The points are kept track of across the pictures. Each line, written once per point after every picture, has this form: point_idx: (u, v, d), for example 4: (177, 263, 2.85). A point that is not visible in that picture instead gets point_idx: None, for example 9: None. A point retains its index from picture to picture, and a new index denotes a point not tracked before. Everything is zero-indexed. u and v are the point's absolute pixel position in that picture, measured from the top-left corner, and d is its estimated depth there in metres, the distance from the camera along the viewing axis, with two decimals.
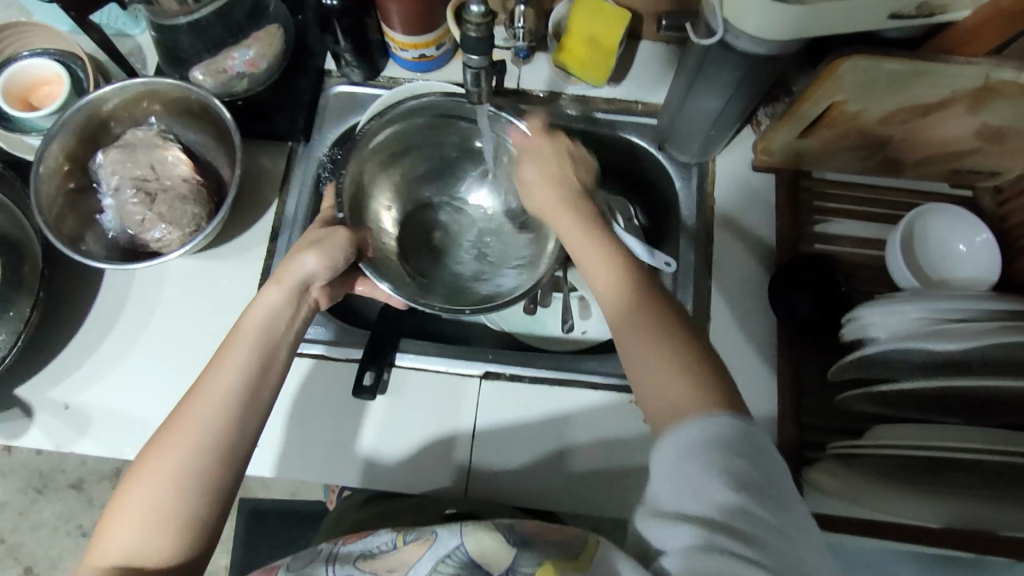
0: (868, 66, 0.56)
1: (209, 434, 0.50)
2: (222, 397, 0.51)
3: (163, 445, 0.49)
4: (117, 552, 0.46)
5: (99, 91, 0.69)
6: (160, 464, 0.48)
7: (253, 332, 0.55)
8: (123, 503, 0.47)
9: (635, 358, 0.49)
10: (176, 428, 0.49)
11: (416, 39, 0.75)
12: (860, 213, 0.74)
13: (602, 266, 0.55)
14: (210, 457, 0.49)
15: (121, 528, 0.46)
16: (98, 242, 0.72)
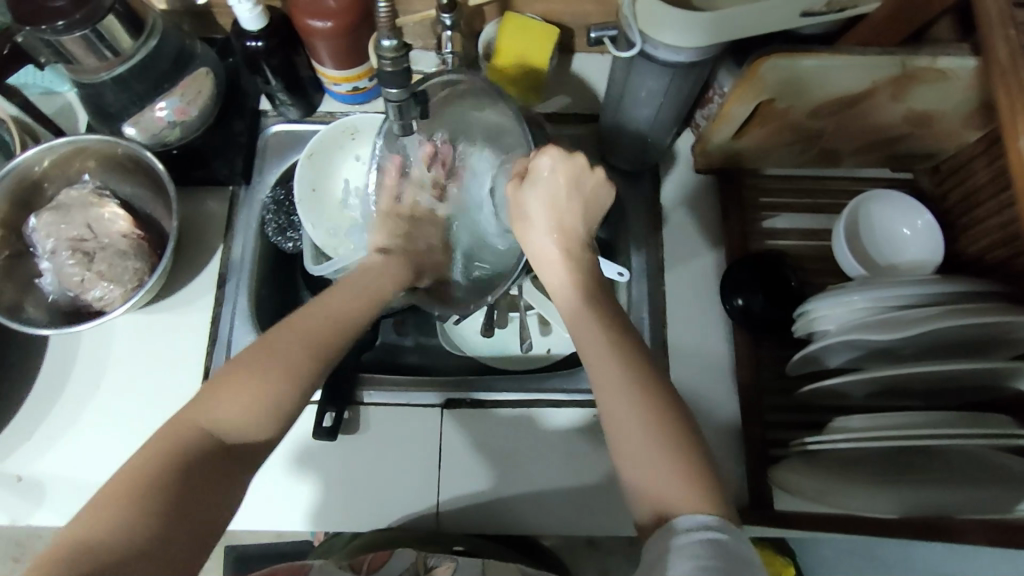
0: (788, 65, 0.57)
1: (312, 360, 0.53)
2: (338, 326, 0.56)
3: (270, 356, 0.51)
4: (210, 421, 0.48)
5: (26, 155, 0.68)
6: (258, 381, 0.50)
7: (318, 332, 0.54)
8: (228, 393, 0.49)
9: (620, 444, 0.49)
10: (277, 347, 0.52)
11: (347, 73, 0.74)
12: (804, 205, 0.74)
13: (597, 329, 0.54)
14: (301, 391, 0.52)
15: (221, 403, 0.49)
16: (39, 307, 0.70)
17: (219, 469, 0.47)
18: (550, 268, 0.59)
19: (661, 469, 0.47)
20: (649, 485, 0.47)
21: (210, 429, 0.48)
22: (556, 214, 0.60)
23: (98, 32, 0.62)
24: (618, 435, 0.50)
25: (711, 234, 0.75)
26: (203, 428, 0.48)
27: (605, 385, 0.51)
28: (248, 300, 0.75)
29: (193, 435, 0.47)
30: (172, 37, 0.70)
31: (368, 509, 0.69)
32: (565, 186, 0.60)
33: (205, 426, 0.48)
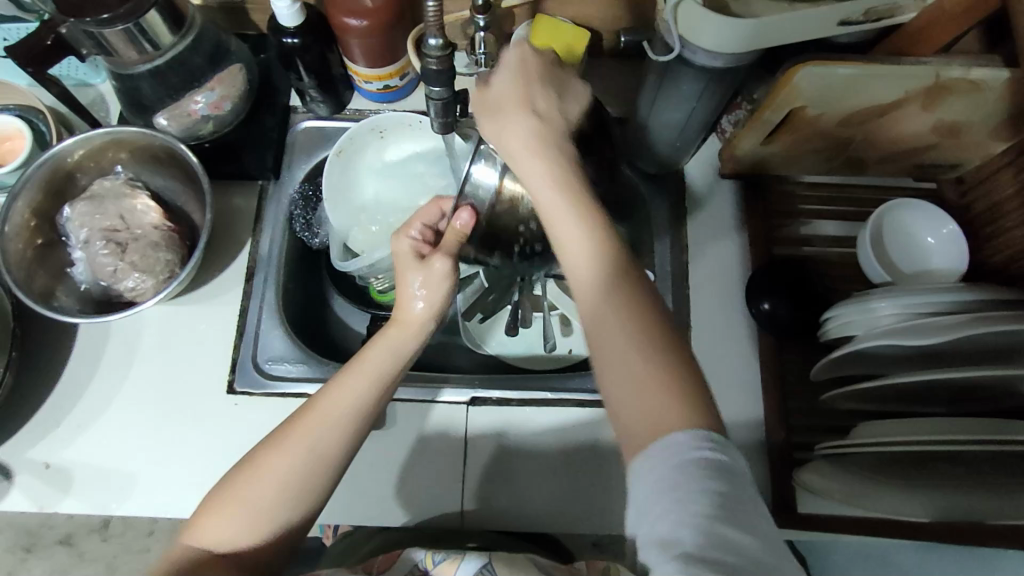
0: (823, 73, 0.58)
1: (308, 468, 0.53)
2: (335, 420, 0.55)
3: (264, 476, 0.53)
4: (212, 541, 0.52)
5: (63, 145, 0.69)
6: (255, 498, 0.52)
7: (318, 424, 0.54)
8: (227, 513, 0.52)
9: (607, 351, 0.50)
10: (272, 461, 0.53)
11: (378, 72, 0.75)
12: (828, 212, 0.75)
13: (588, 249, 0.52)
14: (300, 500, 0.53)
15: (222, 524, 0.52)
16: (71, 296, 0.71)
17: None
18: (528, 166, 0.54)
19: (645, 387, 0.48)
20: (635, 400, 0.47)
21: (214, 542, 0.52)
22: (533, 112, 0.55)
23: (140, 26, 0.63)
24: (605, 344, 0.50)
25: (736, 239, 0.76)
26: (204, 548, 0.52)
27: (600, 315, 0.51)
28: (275, 294, 0.76)
29: (199, 552, 0.52)
30: (209, 33, 0.71)
31: (392, 505, 0.69)
32: (534, 78, 0.57)
33: (208, 547, 0.52)
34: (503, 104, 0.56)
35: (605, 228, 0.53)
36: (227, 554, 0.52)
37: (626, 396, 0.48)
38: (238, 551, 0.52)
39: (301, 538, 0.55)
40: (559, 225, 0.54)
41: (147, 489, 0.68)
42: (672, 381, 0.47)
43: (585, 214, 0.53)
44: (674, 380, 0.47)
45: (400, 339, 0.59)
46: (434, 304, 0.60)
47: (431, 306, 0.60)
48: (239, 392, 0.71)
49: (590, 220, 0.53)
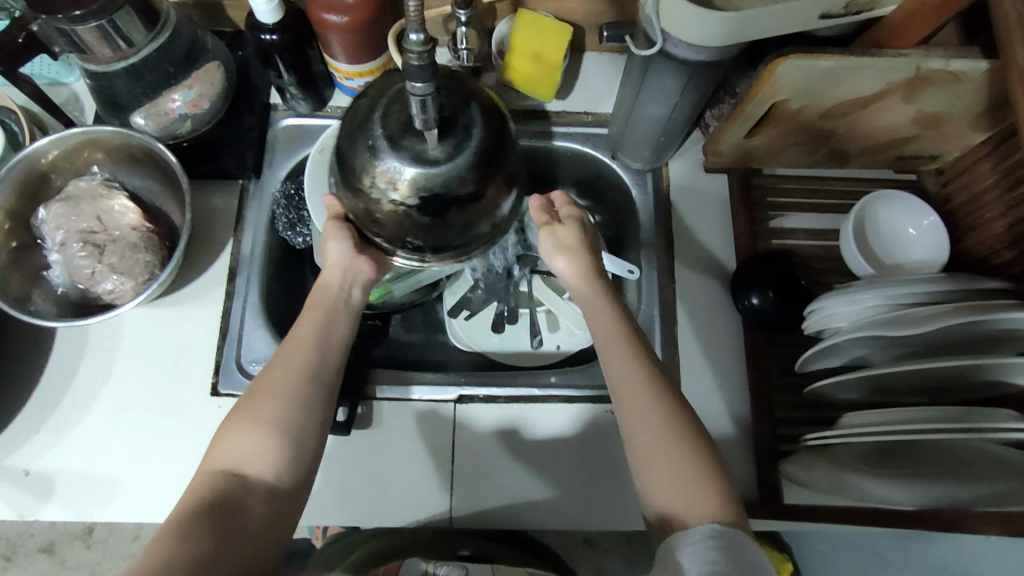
0: (804, 66, 0.58)
1: (302, 382, 0.55)
2: (308, 340, 0.58)
3: (264, 394, 0.54)
4: (226, 461, 0.51)
5: (36, 145, 0.67)
6: (263, 412, 0.53)
7: (307, 346, 0.57)
8: (238, 432, 0.52)
9: (648, 452, 0.53)
10: (267, 381, 0.55)
11: (359, 68, 0.74)
12: (812, 205, 0.75)
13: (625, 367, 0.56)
14: (303, 410, 0.54)
15: (235, 444, 0.52)
16: (48, 299, 0.69)
17: (261, 509, 0.50)
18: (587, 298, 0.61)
19: (692, 483, 0.51)
20: (666, 485, 0.51)
21: (231, 467, 0.51)
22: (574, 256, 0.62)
23: (113, 22, 0.62)
24: (643, 444, 0.53)
25: (721, 233, 0.76)
26: (218, 470, 0.51)
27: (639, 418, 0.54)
28: (258, 294, 0.74)
29: (215, 477, 0.51)
30: (184, 30, 0.70)
31: (379, 505, 0.69)
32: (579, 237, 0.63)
33: (223, 469, 0.51)
34: (571, 239, 0.62)
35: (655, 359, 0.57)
36: (247, 471, 0.51)
37: (659, 484, 0.52)
38: (257, 469, 0.51)
39: (316, 460, 0.54)
40: (605, 343, 0.58)
41: (129, 495, 0.67)
42: (704, 477, 0.51)
43: (634, 348, 0.56)
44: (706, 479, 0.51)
45: (336, 276, 0.62)
46: (343, 252, 0.61)
47: (340, 255, 0.61)
48: (223, 394, 0.70)
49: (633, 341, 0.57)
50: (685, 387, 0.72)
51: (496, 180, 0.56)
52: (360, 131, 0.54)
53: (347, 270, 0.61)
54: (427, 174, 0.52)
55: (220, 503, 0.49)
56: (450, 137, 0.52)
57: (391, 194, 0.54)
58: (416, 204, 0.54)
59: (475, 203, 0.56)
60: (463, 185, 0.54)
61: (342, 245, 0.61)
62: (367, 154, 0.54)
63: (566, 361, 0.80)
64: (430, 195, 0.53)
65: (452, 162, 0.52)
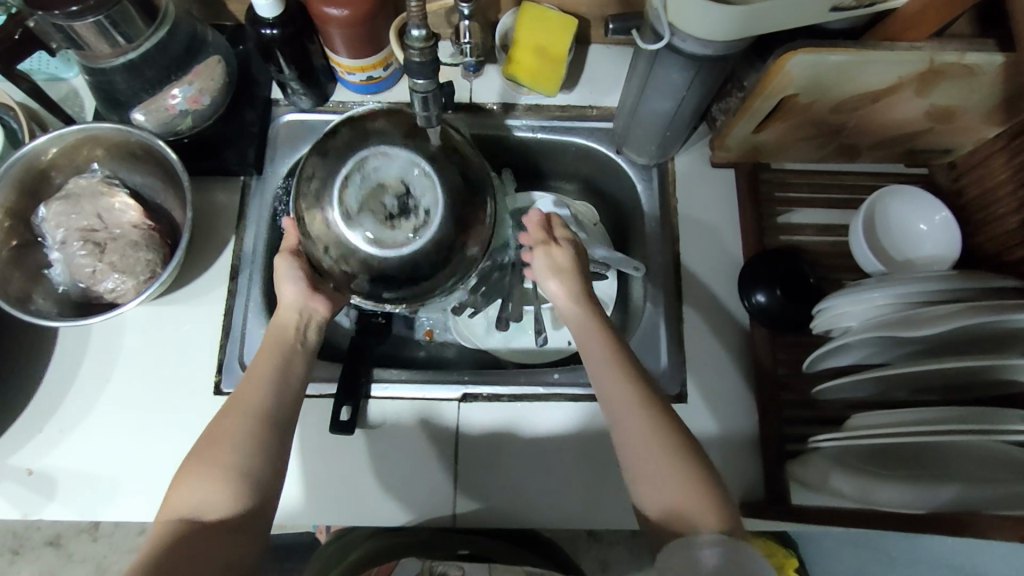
0: (815, 59, 0.57)
1: (254, 426, 0.54)
2: (259, 382, 0.57)
3: (217, 439, 0.53)
4: (184, 508, 0.51)
5: (34, 142, 0.66)
6: (215, 459, 0.52)
7: (258, 391, 0.56)
8: (194, 479, 0.52)
9: (650, 458, 0.52)
10: (221, 427, 0.54)
11: (361, 62, 0.73)
12: (822, 200, 0.74)
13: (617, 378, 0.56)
14: (256, 452, 0.53)
15: (190, 492, 0.51)
16: (49, 298, 0.69)
17: (219, 552, 0.49)
18: (580, 324, 0.60)
19: (689, 492, 0.51)
20: (662, 495, 0.51)
21: (189, 516, 0.50)
22: (565, 285, 0.62)
23: (110, 18, 0.61)
24: (637, 460, 0.53)
25: (728, 229, 0.75)
26: (177, 518, 0.51)
27: (637, 432, 0.53)
28: (260, 292, 0.74)
29: (176, 524, 0.50)
30: (183, 24, 0.69)
31: (384, 504, 0.69)
32: (569, 262, 0.63)
33: (182, 517, 0.50)
34: (564, 263, 0.63)
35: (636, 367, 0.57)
36: (205, 517, 0.50)
37: (655, 493, 0.52)
38: (212, 513, 0.50)
39: (275, 498, 0.53)
40: (599, 368, 0.57)
41: (132, 494, 0.67)
42: (696, 484, 0.51)
43: (625, 361, 0.57)
44: (700, 483, 0.51)
45: (291, 314, 0.62)
46: (298, 291, 0.63)
47: (296, 294, 0.63)
48: (226, 392, 0.70)
49: (626, 361, 0.57)
50: (692, 384, 0.71)
51: (453, 253, 0.62)
52: (320, 200, 0.60)
53: (304, 309, 0.63)
54: (380, 253, 0.60)
55: (178, 553, 0.48)
56: (408, 216, 0.60)
57: (346, 250, 0.60)
58: (367, 268, 0.61)
59: (427, 278, 0.63)
60: (421, 262, 0.61)
61: (297, 283, 0.63)
62: (327, 221, 0.60)
63: (572, 358, 0.80)
64: (384, 270, 0.61)
65: (408, 243, 0.60)
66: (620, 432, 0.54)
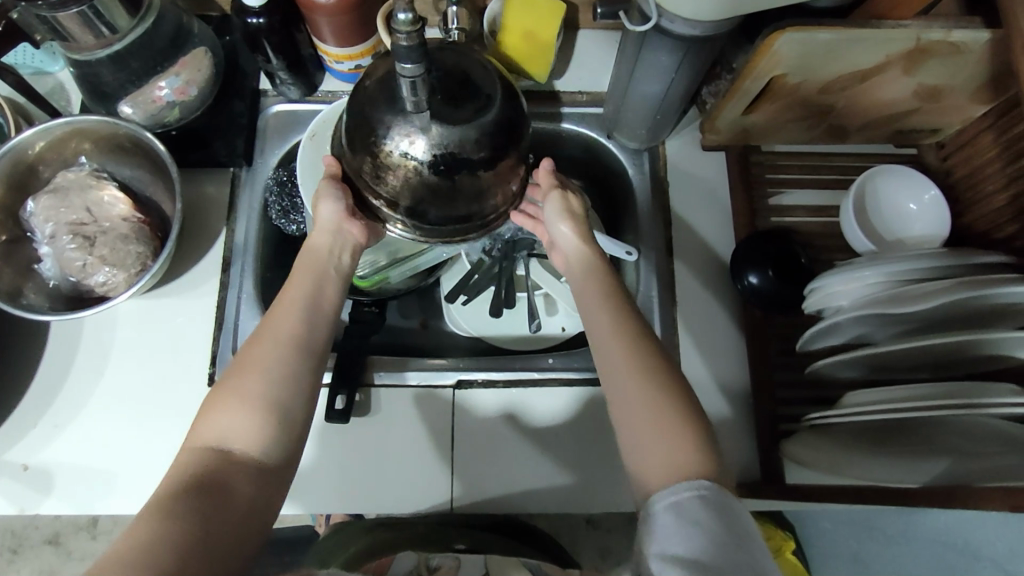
0: (803, 39, 0.57)
1: (287, 356, 0.53)
2: (293, 308, 0.56)
3: (246, 369, 0.52)
4: (211, 441, 0.50)
5: (21, 136, 0.66)
6: (246, 388, 0.51)
7: (290, 318, 0.55)
8: (222, 411, 0.51)
9: (645, 417, 0.51)
10: (251, 355, 0.53)
11: (349, 51, 0.73)
12: (812, 182, 0.74)
13: (614, 342, 0.54)
14: (286, 384, 0.52)
15: (218, 422, 0.50)
16: (40, 292, 0.69)
17: (248, 488, 0.49)
18: (585, 283, 0.58)
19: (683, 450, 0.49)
20: (656, 453, 0.49)
21: (215, 448, 0.50)
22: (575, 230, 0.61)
23: (94, 8, 0.60)
24: (628, 422, 0.51)
25: (720, 212, 0.75)
26: (203, 449, 0.50)
27: (633, 399, 0.52)
28: (253, 283, 0.73)
29: (201, 458, 0.49)
30: (170, 15, 0.69)
31: (381, 492, 0.69)
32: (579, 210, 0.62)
33: (209, 449, 0.50)
34: (578, 209, 0.62)
35: (638, 328, 0.55)
36: (233, 452, 0.50)
37: (645, 453, 0.50)
38: (240, 449, 0.50)
39: (300, 441, 0.53)
40: (598, 328, 0.55)
41: (129, 487, 0.67)
42: (693, 443, 0.49)
43: (625, 324, 0.55)
44: (699, 442, 0.50)
45: (325, 237, 0.60)
46: (337, 211, 0.59)
47: (332, 214, 0.59)
48: None
49: (628, 324, 0.55)
50: (686, 367, 0.71)
51: (507, 152, 0.54)
52: (380, 90, 0.52)
53: (339, 230, 0.60)
54: (444, 138, 0.50)
55: (205, 486, 0.47)
56: (471, 100, 0.50)
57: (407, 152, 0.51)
58: (430, 166, 0.51)
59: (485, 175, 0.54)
60: (481, 153, 0.52)
61: (337, 203, 0.58)
62: (387, 115, 0.51)
63: (568, 344, 0.80)
64: (447, 158, 0.51)
65: (474, 124, 0.50)
66: (613, 391, 0.53)
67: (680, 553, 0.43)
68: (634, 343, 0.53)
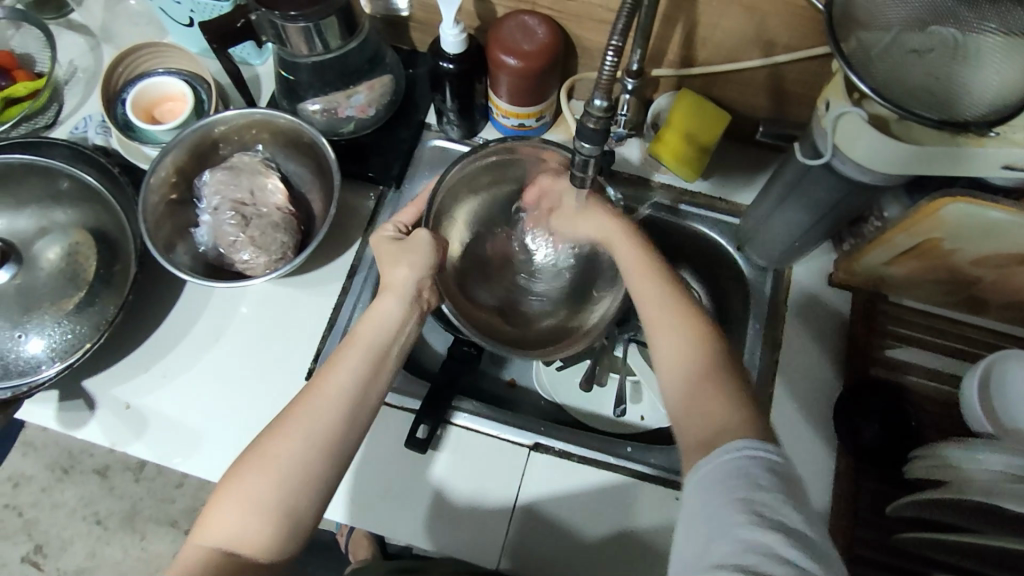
0: (970, 210, 0.57)
1: (313, 451, 0.55)
2: (332, 403, 0.57)
3: (264, 463, 0.54)
4: (217, 539, 0.53)
5: (218, 115, 0.74)
6: (259, 493, 0.53)
7: (330, 405, 0.56)
8: (230, 511, 0.53)
9: (694, 396, 0.54)
10: (273, 452, 0.54)
11: (518, 110, 0.77)
12: (936, 345, 0.72)
13: (685, 348, 0.57)
14: (307, 480, 0.54)
15: (227, 521, 0.53)
16: (188, 253, 0.75)
17: None
18: (652, 296, 0.61)
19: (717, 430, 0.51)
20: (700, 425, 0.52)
21: (220, 545, 0.53)
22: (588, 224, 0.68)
23: (318, 27, 0.67)
24: (687, 404, 0.54)
25: (833, 350, 0.74)
26: (211, 548, 0.53)
27: (692, 410, 0.53)
28: (371, 295, 0.77)
29: (209, 551, 0.52)
30: (372, 42, 0.76)
31: (432, 529, 0.69)
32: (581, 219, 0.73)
33: (217, 548, 0.53)
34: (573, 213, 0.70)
35: (706, 328, 0.58)
36: (238, 552, 0.53)
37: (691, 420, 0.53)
38: (247, 550, 0.52)
39: (312, 532, 0.55)
40: (649, 305, 0.60)
41: (208, 453, 0.70)
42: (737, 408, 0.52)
43: (687, 322, 0.58)
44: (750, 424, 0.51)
45: (393, 309, 0.62)
46: (411, 283, 0.64)
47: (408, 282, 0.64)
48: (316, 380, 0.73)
49: (697, 323, 0.58)
50: None
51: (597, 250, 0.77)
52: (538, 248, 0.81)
53: (412, 299, 0.64)
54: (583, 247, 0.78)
55: None
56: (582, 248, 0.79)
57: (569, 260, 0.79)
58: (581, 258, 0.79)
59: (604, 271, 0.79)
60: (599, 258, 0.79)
61: (413, 270, 0.64)
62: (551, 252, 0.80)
63: (646, 435, 0.79)
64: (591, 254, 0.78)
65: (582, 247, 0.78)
66: (669, 356, 0.57)
67: (724, 557, 0.44)
68: (700, 358, 0.56)
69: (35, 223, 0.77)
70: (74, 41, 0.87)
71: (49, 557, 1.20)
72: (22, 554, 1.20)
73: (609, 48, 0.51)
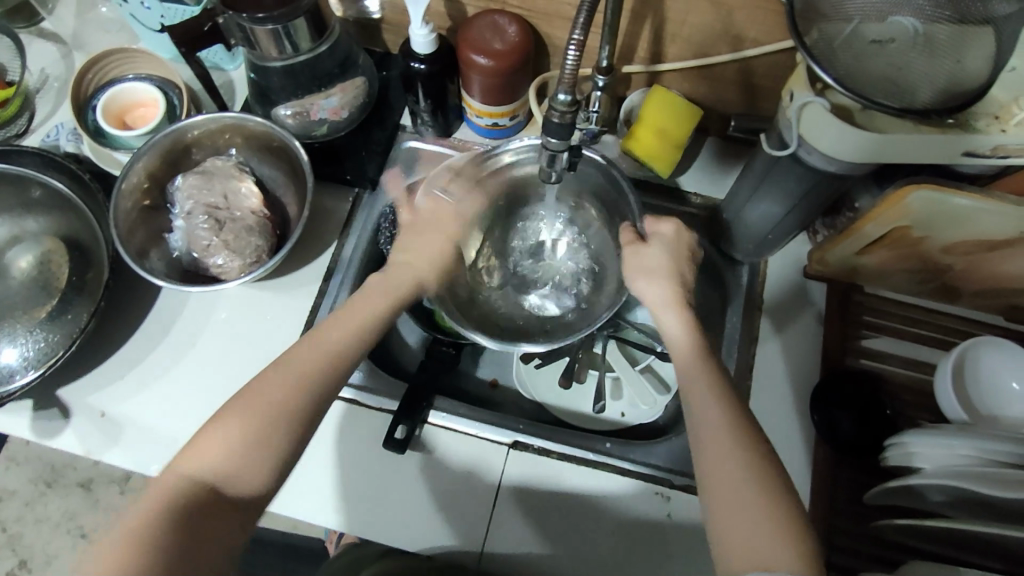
0: (936, 197, 0.58)
1: (309, 391, 0.55)
2: (329, 351, 0.58)
3: (257, 398, 0.53)
4: (198, 469, 0.50)
5: (190, 120, 0.74)
6: (250, 423, 0.52)
7: (327, 352, 0.58)
8: (216, 439, 0.51)
9: (723, 492, 0.50)
10: (268, 387, 0.54)
11: (490, 109, 0.77)
12: (911, 334, 0.73)
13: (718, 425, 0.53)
14: (299, 418, 0.54)
15: (212, 454, 0.51)
16: (162, 259, 0.75)
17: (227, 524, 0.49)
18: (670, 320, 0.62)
19: (747, 500, 0.49)
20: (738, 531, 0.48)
21: (199, 476, 0.50)
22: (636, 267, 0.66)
23: (288, 29, 0.67)
24: (723, 495, 0.50)
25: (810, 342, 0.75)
26: (189, 477, 0.50)
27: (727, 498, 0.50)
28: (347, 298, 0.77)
29: (189, 479, 0.50)
30: (344, 44, 0.76)
31: (413, 529, 0.69)
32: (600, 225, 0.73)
33: (195, 476, 0.50)
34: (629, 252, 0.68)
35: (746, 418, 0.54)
36: (218, 483, 0.50)
37: (729, 519, 0.49)
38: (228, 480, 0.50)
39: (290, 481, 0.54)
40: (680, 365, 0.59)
41: None
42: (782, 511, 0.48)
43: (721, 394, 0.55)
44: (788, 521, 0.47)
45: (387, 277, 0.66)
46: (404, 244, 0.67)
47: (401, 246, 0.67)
48: None
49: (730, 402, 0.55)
50: None
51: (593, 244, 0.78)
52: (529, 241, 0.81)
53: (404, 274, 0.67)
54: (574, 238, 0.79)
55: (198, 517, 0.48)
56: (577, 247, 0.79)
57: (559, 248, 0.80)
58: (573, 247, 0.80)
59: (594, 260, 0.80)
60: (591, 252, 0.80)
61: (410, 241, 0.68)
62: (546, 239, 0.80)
63: (626, 431, 0.79)
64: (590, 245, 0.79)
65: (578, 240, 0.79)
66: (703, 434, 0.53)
67: None
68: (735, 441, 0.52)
69: (7, 231, 0.77)
70: (46, 50, 0.86)
71: (34, 573, 1.19)
72: (7, 570, 1.18)
73: (570, 43, 0.51)
